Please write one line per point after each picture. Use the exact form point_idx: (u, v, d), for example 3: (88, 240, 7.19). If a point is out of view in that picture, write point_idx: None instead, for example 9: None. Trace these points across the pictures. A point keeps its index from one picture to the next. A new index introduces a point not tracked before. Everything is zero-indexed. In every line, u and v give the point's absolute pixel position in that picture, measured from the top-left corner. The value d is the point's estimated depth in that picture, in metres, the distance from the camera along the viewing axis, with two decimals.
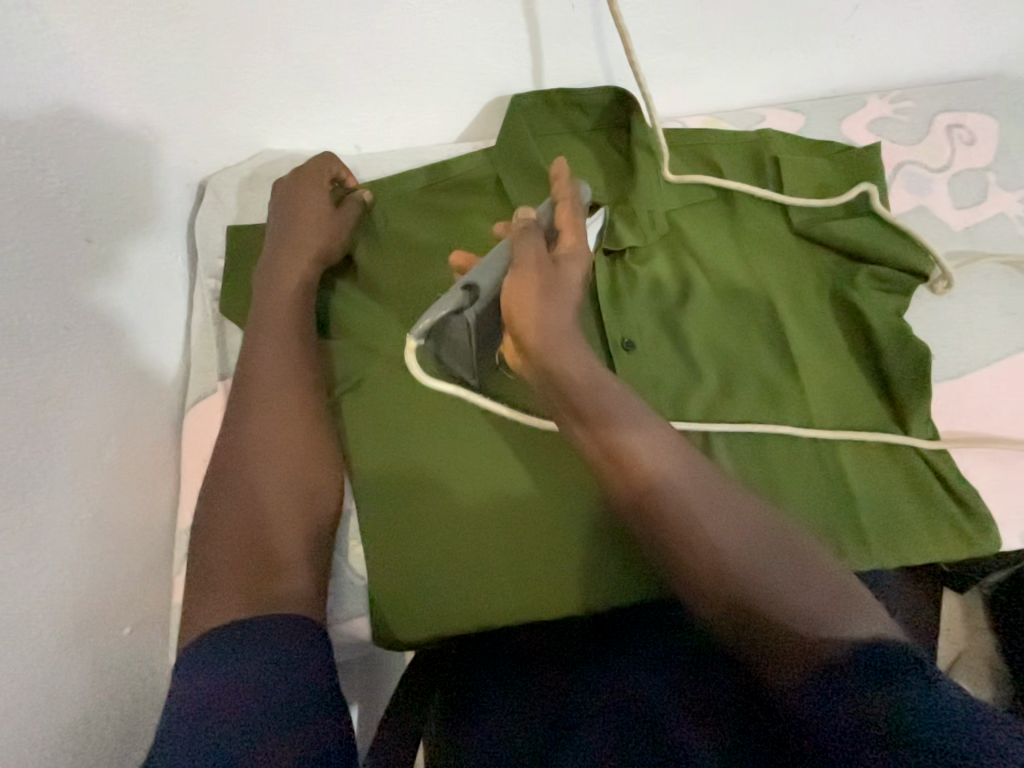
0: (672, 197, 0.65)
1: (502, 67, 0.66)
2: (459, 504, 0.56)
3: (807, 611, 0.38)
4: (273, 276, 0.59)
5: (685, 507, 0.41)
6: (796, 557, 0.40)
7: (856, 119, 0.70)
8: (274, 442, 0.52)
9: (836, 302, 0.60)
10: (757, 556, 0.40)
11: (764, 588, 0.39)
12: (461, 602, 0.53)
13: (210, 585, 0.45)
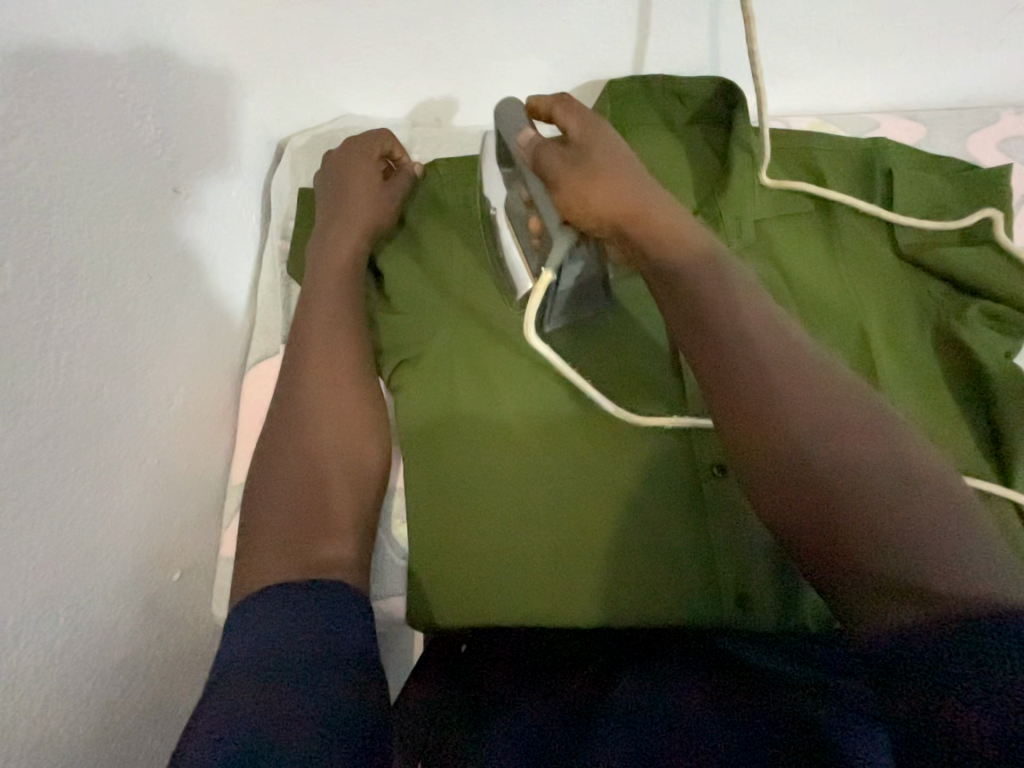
0: (766, 204, 0.60)
1: (601, 47, 0.63)
2: (495, 493, 0.55)
3: (894, 538, 0.30)
4: (324, 246, 0.59)
5: (763, 389, 0.37)
6: (913, 488, 0.32)
7: (986, 134, 0.63)
8: (326, 409, 0.52)
9: (939, 337, 0.55)
10: (853, 466, 0.33)
11: (817, 467, 0.34)
12: (495, 591, 0.53)
13: (262, 545, 0.46)
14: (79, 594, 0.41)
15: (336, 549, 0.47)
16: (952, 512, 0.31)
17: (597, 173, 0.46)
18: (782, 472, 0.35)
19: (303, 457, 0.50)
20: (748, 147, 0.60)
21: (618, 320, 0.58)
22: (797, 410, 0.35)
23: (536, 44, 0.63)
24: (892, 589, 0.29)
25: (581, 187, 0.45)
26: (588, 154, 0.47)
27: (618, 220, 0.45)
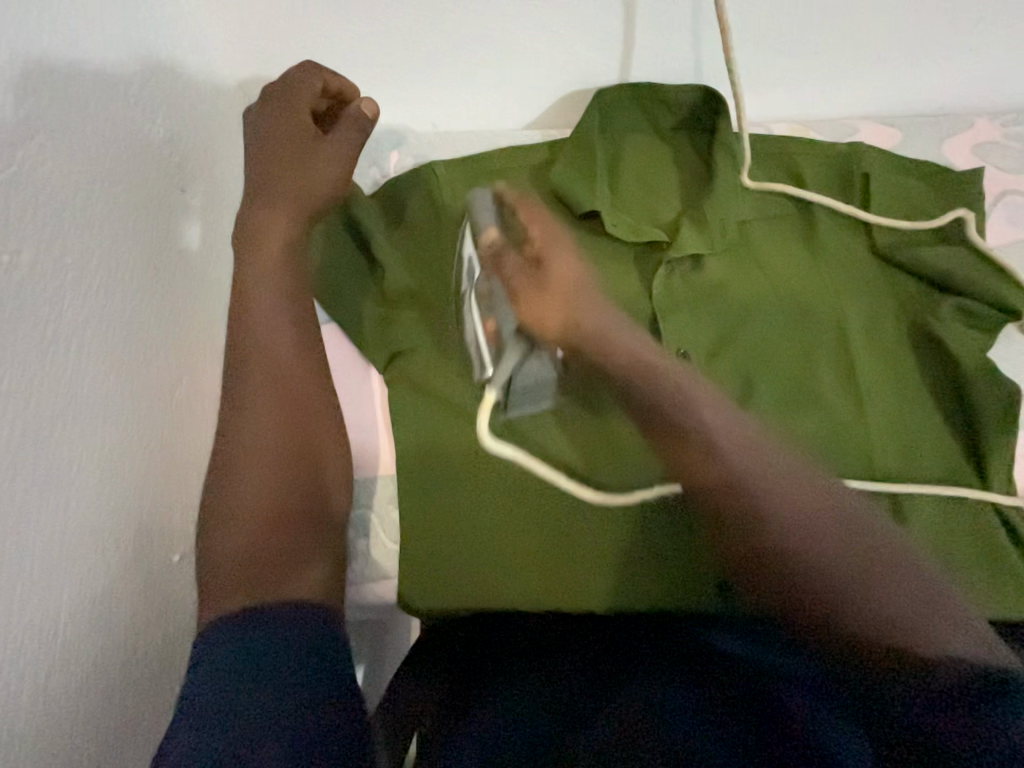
0: (748, 205, 0.62)
1: (590, 56, 0.65)
2: (486, 482, 0.57)
3: (899, 626, 0.34)
4: (252, 243, 0.53)
5: (701, 433, 0.43)
6: (860, 534, 0.37)
7: (960, 140, 0.65)
8: (268, 422, 0.47)
9: (914, 334, 0.57)
10: (821, 540, 0.37)
11: (772, 496, 0.39)
12: (484, 578, 0.54)
13: (207, 579, 0.42)
14: (85, 572, 0.42)
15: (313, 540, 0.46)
16: (936, 582, 0.35)
17: (548, 286, 0.47)
18: (786, 577, 0.37)
19: (242, 485, 0.45)
20: (730, 150, 0.62)
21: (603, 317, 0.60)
22: (742, 462, 0.40)
23: (527, 53, 0.66)
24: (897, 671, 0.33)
25: (534, 283, 0.47)
26: (542, 274, 0.48)
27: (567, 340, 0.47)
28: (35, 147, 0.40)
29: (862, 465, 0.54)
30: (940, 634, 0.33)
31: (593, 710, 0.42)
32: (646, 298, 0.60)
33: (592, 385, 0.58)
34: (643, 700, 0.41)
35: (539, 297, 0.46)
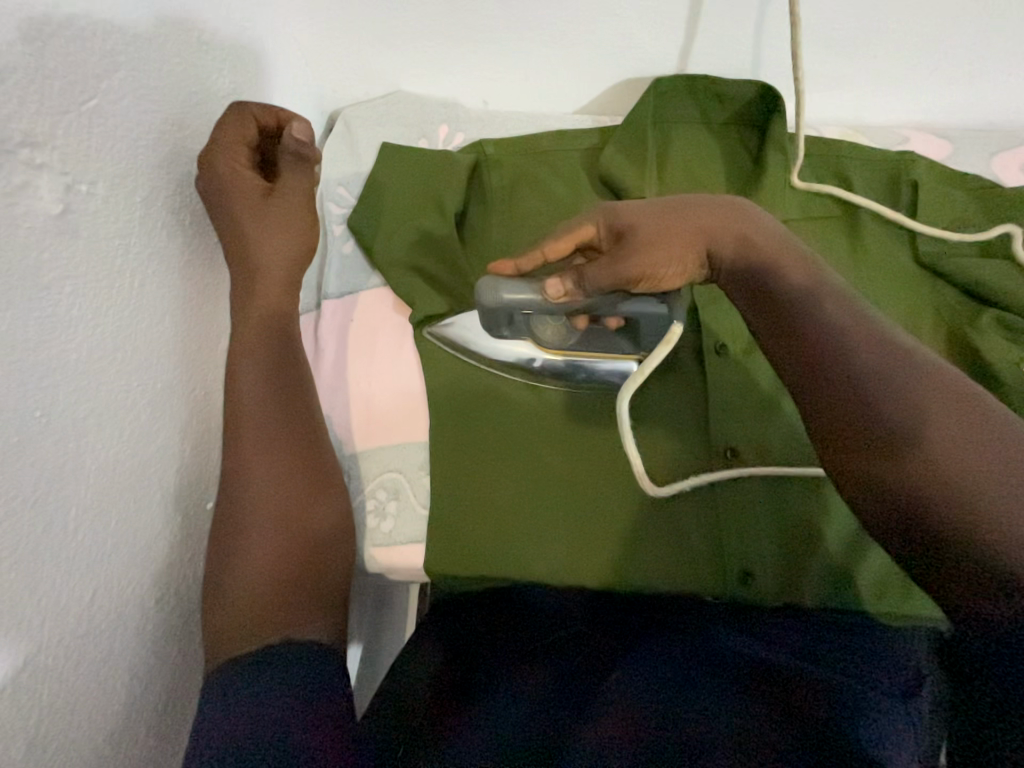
0: (794, 205, 0.63)
1: (649, 43, 0.65)
2: (516, 457, 0.57)
3: (975, 508, 0.30)
4: (250, 285, 0.51)
5: (806, 308, 0.38)
6: (963, 406, 0.32)
7: (1009, 156, 0.66)
8: (266, 498, 0.48)
9: (952, 343, 0.58)
10: (918, 399, 0.33)
11: (861, 371, 0.34)
12: (509, 551, 0.55)
13: (224, 616, 0.45)
14: (132, 505, 0.43)
15: (310, 525, 0.50)
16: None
17: (673, 233, 0.44)
18: (858, 437, 0.34)
19: (247, 534, 0.47)
20: (782, 149, 0.63)
21: None
22: (864, 355, 0.35)
23: (586, 36, 0.66)
24: (954, 567, 0.30)
25: (643, 269, 0.44)
26: (627, 239, 0.44)
27: (706, 228, 0.44)
28: (112, 84, 0.41)
29: None
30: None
31: (593, 702, 0.43)
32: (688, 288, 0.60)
33: (630, 368, 0.58)
34: (646, 685, 0.42)
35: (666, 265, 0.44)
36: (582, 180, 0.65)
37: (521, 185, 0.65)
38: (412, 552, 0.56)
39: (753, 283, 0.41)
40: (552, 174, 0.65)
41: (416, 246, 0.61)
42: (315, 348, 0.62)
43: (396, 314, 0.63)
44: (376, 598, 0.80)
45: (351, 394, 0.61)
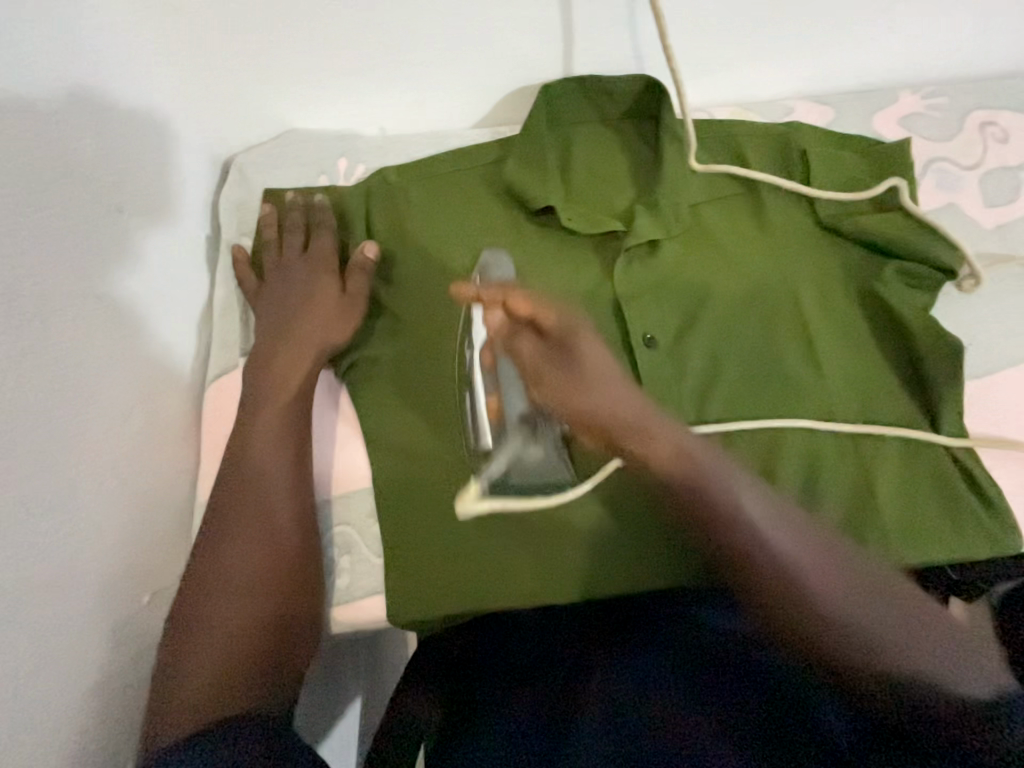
0: (697, 188, 0.64)
1: (533, 50, 0.65)
2: (466, 483, 0.55)
3: (841, 662, 0.39)
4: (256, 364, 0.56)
5: (759, 542, 0.42)
6: (881, 598, 0.40)
7: (888, 113, 0.69)
8: (249, 540, 0.49)
9: (862, 299, 0.60)
10: (843, 600, 0.40)
11: (824, 613, 0.40)
12: (472, 582, 0.53)
13: (180, 659, 0.44)
14: (42, 620, 0.40)
15: (242, 621, 0.46)
16: (938, 626, 0.39)
17: (587, 381, 0.47)
18: (781, 596, 0.41)
19: (225, 571, 0.48)
20: (677, 136, 0.64)
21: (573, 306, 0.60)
22: (790, 552, 0.42)
23: (469, 50, 0.65)
24: (873, 658, 0.38)
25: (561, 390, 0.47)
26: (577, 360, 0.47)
27: (609, 427, 0.47)
28: None
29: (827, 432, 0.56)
30: (954, 676, 0.37)
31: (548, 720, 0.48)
32: (608, 287, 0.61)
33: None
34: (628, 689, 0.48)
35: (568, 387, 0.47)
36: (489, 191, 0.65)
37: (428, 210, 0.64)
38: (374, 604, 0.54)
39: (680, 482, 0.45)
40: (458, 194, 0.65)
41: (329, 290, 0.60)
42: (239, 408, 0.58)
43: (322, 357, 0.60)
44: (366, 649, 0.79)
45: None
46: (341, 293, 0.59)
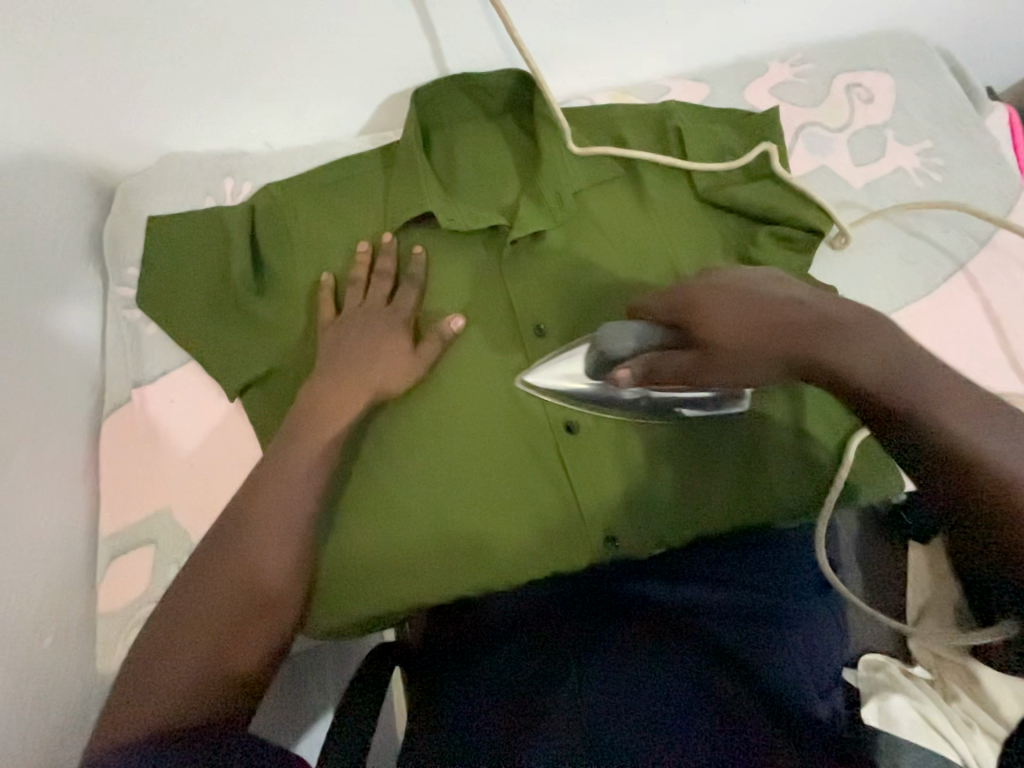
0: (580, 174, 0.65)
1: (406, 53, 0.65)
2: (374, 490, 0.56)
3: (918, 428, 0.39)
4: (177, 399, 0.59)
5: (829, 337, 0.44)
6: (892, 383, 0.41)
7: (759, 84, 0.71)
8: (261, 551, 0.47)
9: (743, 265, 0.62)
10: (867, 376, 0.42)
11: (862, 373, 0.42)
12: (383, 585, 0.54)
13: (154, 670, 0.41)
14: None
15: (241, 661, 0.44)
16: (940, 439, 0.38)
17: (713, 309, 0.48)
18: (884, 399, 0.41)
19: (216, 583, 0.45)
20: (553, 126, 0.65)
21: (469, 304, 0.61)
22: (861, 368, 0.42)
23: (338, 58, 0.64)
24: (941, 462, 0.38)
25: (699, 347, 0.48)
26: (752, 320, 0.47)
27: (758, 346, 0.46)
28: None
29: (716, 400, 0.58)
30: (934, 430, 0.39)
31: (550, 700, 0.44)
32: (500, 279, 0.61)
33: (459, 372, 0.59)
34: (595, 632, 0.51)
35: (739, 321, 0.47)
36: (375, 194, 0.65)
37: (317, 223, 0.64)
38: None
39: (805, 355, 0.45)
40: (348, 203, 0.65)
41: (221, 314, 0.60)
42: (137, 441, 0.57)
43: (212, 387, 0.59)
44: (335, 658, 0.79)
45: (188, 483, 0.56)
46: (412, 351, 0.57)
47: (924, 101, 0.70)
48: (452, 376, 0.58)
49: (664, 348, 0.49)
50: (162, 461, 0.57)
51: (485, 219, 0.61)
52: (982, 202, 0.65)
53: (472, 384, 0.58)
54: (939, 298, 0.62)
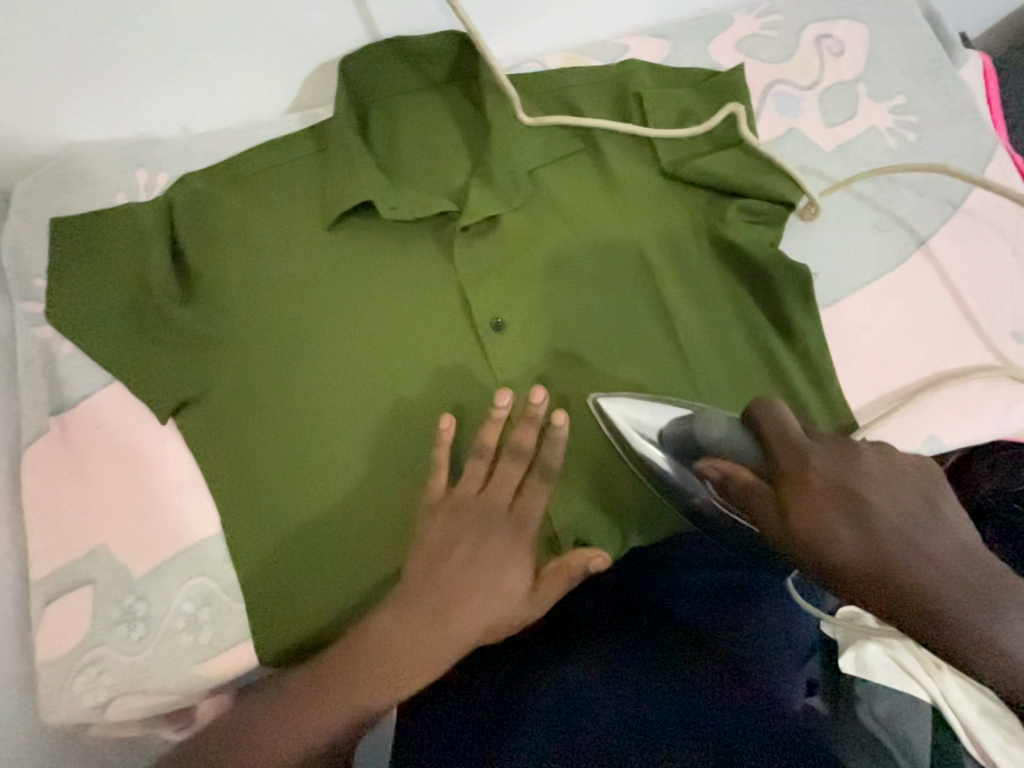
0: (534, 149, 0.59)
1: (331, 17, 0.57)
2: (311, 511, 0.52)
3: (938, 622, 0.36)
4: (103, 424, 0.53)
5: (850, 501, 0.39)
6: (914, 570, 0.37)
7: (724, 38, 0.66)
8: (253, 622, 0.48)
9: (711, 242, 0.58)
10: (925, 569, 0.36)
11: (908, 560, 0.37)
12: (333, 610, 0.51)
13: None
14: None
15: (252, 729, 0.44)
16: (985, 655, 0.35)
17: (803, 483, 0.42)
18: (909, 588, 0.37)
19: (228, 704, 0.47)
20: (501, 96, 0.58)
21: (413, 301, 0.56)
22: (913, 549, 0.37)
23: (251, 26, 0.56)
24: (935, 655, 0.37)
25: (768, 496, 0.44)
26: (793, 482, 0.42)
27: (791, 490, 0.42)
28: None
29: (685, 391, 0.56)
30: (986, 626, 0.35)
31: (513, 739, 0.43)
32: (452, 271, 0.57)
33: (413, 376, 0.54)
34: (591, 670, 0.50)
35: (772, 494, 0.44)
36: (307, 181, 0.58)
37: (244, 217, 0.57)
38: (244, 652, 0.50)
39: (812, 518, 0.40)
40: (278, 193, 0.58)
41: (144, 328, 0.54)
42: (62, 473, 0.52)
43: (141, 407, 0.54)
44: None
45: (125, 515, 0.52)
46: None
47: (898, 53, 0.66)
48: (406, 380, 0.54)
49: (741, 465, 0.47)
50: (93, 494, 0.52)
51: (431, 206, 0.56)
52: (957, 162, 0.62)
53: (422, 386, 0.54)
54: (912, 268, 0.59)
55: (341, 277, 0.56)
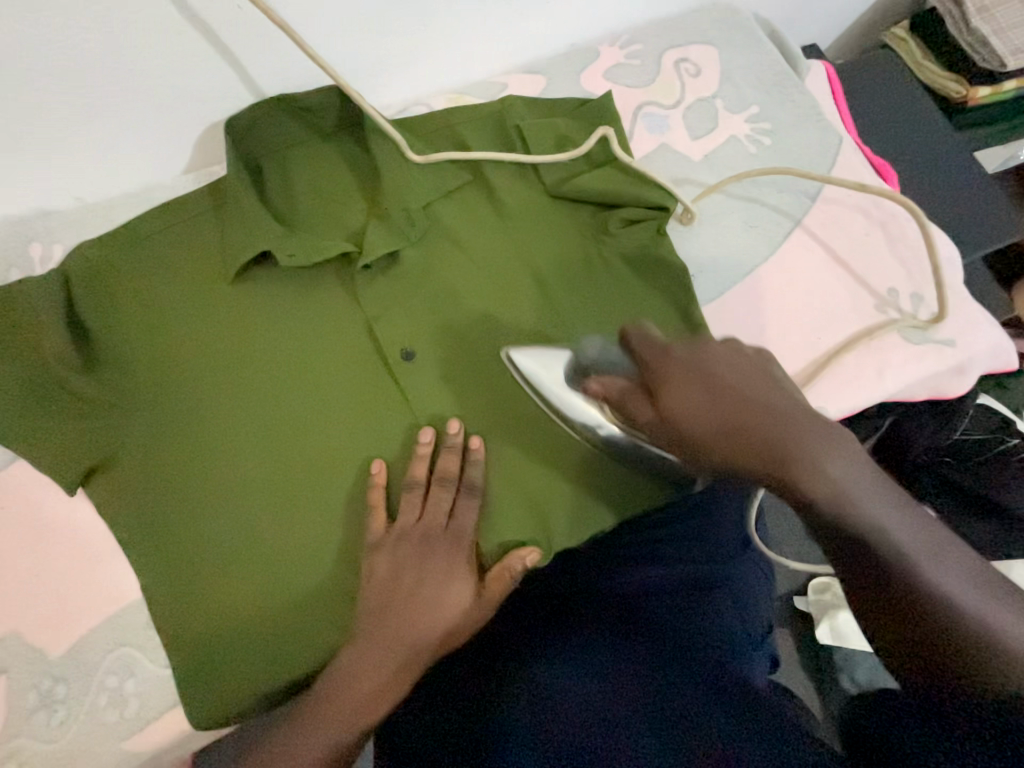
0: (424, 185, 0.62)
1: (213, 83, 0.60)
2: (236, 564, 0.51)
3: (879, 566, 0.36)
4: (9, 505, 0.52)
5: (755, 416, 0.41)
6: (848, 511, 0.37)
7: (593, 69, 0.72)
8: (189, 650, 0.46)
9: (599, 254, 0.62)
10: (817, 457, 0.39)
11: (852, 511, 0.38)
12: (268, 659, 0.51)
13: None
14: None
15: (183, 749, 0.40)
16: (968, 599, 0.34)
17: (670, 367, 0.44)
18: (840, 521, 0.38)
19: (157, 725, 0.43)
20: (386, 140, 0.62)
21: (321, 343, 0.57)
22: (797, 435, 0.40)
23: (132, 99, 0.58)
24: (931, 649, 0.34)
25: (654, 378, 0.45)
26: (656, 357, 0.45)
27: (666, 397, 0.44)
28: None
29: None
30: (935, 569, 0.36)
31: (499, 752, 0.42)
32: (357, 308, 0.59)
33: (327, 415, 0.55)
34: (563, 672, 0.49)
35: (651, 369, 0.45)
36: (206, 236, 0.60)
37: (143, 278, 0.58)
38: (175, 720, 0.50)
39: (717, 438, 0.42)
40: (177, 252, 0.59)
41: (44, 401, 0.53)
42: None
43: (49, 483, 0.53)
44: None
45: (41, 594, 0.51)
46: None
47: (748, 69, 0.73)
48: (319, 420, 0.55)
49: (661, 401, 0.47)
50: (4, 578, 0.51)
51: (329, 249, 0.58)
52: (810, 159, 0.69)
53: (334, 423, 0.55)
54: (783, 256, 0.65)
55: (244, 328, 0.57)
